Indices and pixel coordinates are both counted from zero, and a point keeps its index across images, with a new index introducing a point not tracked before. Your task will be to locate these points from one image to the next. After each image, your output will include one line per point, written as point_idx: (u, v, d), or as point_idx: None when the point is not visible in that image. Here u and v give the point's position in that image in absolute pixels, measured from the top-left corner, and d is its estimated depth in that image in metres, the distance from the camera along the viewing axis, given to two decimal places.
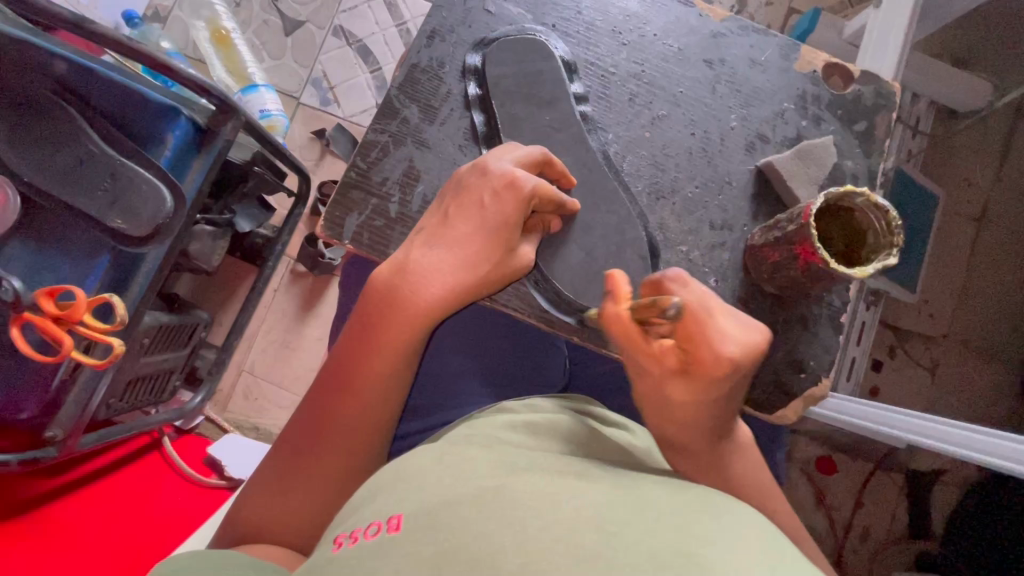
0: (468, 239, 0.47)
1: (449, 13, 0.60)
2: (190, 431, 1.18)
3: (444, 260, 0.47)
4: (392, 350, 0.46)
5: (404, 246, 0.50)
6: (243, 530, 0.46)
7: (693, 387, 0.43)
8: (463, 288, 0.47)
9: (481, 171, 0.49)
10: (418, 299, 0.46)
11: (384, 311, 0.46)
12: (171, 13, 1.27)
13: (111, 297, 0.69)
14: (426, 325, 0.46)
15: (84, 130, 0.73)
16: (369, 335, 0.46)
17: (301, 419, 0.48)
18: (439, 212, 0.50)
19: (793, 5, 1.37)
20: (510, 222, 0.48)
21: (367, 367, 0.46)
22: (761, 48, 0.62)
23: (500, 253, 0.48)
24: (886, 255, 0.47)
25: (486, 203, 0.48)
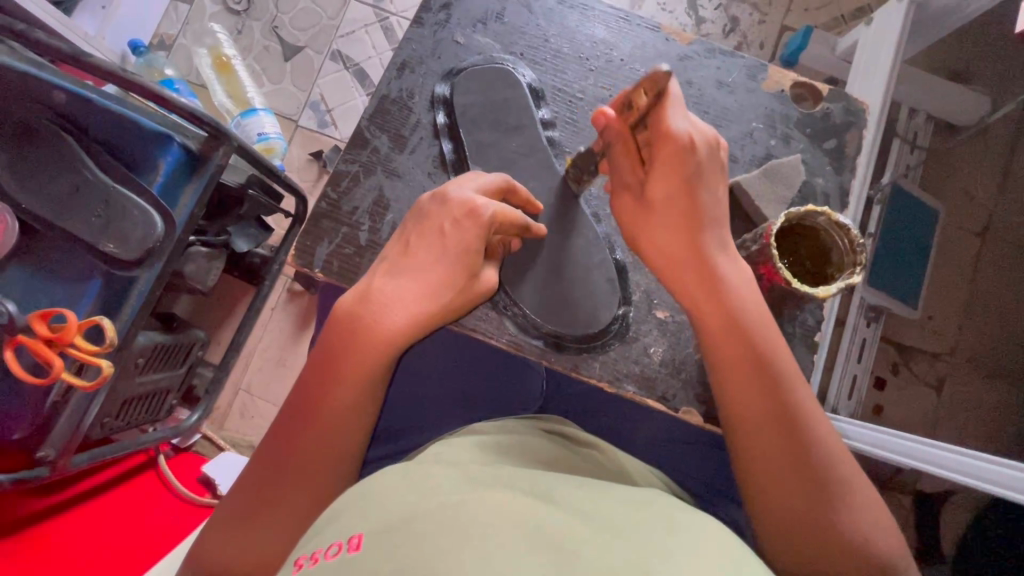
0: (431, 267, 0.48)
1: (421, 44, 0.62)
2: (187, 450, 1.19)
3: (408, 288, 0.48)
4: (357, 377, 0.47)
5: (371, 273, 0.51)
6: (209, 564, 0.46)
7: (666, 176, 0.47)
8: (427, 314, 0.48)
9: (441, 199, 0.50)
10: (381, 327, 0.47)
11: (347, 340, 0.47)
12: (174, 42, 1.32)
13: (102, 320, 0.72)
14: (388, 348, 0.47)
15: (79, 158, 0.75)
16: (332, 362, 0.47)
17: (265, 448, 0.48)
18: (402, 239, 0.50)
19: (785, 23, 1.37)
20: (472, 248, 0.48)
21: (331, 393, 0.47)
22: (729, 70, 0.62)
23: (464, 279, 0.49)
24: (850, 273, 0.48)
25: (447, 230, 0.49)
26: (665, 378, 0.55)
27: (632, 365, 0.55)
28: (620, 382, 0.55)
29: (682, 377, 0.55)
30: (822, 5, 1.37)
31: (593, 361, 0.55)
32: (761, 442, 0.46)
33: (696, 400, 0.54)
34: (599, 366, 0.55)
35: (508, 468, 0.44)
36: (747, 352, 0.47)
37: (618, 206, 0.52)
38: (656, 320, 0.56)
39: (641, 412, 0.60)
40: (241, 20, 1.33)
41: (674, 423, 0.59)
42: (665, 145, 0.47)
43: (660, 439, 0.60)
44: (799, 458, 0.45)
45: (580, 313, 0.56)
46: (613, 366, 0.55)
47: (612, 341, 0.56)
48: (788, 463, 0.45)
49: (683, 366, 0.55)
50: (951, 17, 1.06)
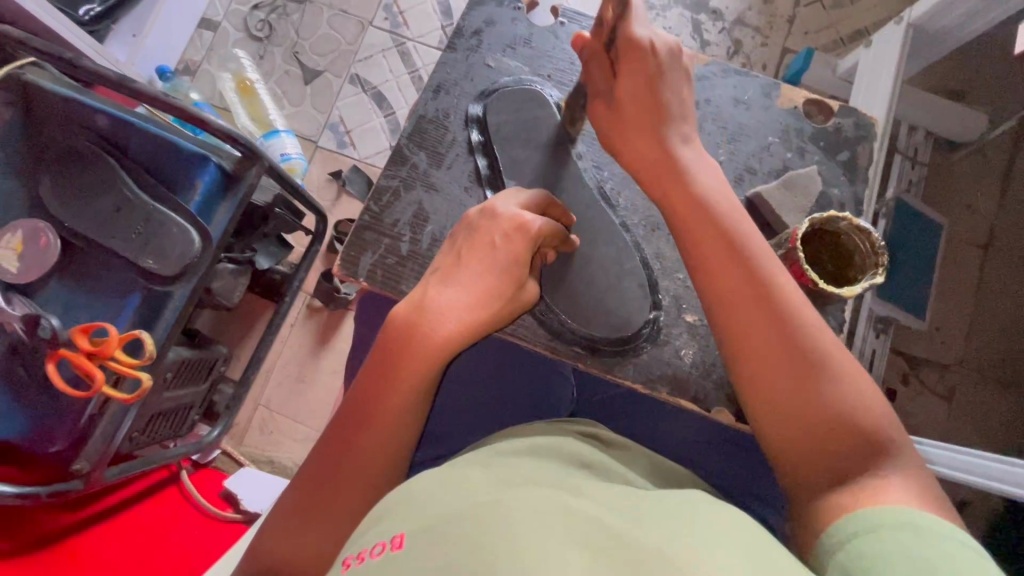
0: (482, 280, 0.51)
1: (454, 67, 0.65)
2: (207, 465, 1.20)
3: (459, 299, 0.50)
4: (411, 384, 0.49)
5: (421, 284, 0.53)
6: (266, 557, 0.48)
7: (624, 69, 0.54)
8: (478, 322, 0.50)
9: (491, 214, 0.52)
10: (435, 334, 0.49)
11: (401, 348, 0.49)
12: (199, 67, 1.36)
13: (141, 333, 0.74)
14: (439, 355, 0.49)
15: (121, 180, 0.79)
16: (387, 370, 0.49)
17: (320, 449, 0.50)
18: (453, 252, 0.53)
19: (785, 46, 1.43)
20: (520, 261, 0.51)
21: (385, 400, 0.49)
22: (745, 88, 0.66)
23: (511, 289, 0.51)
24: (872, 273, 0.51)
25: (497, 243, 0.51)
26: (696, 379, 0.58)
27: (665, 367, 0.58)
28: (653, 384, 0.57)
29: (713, 378, 0.58)
30: (821, 28, 1.43)
31: (626, 363, 0.58)
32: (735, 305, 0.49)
33: (726, 399, 0.57)
34: (633, 369, 0.58)
35: (549, 470, 0.47)
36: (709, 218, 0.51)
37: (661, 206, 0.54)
38: (685, 324, 0.59)
39: (672, 417, 0.62)
40: (263, 46, 1.38)
41: (704, 426, 0.61)
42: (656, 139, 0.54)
43: (691, 442, 0.61)
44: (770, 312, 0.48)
45: (613, 317, 0.58)
46: (646, 368, 0.58)
47: (644, 344, 0.58)
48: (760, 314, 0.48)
49: (713, 367, 0.58)
50: (947, 39, 1.11)
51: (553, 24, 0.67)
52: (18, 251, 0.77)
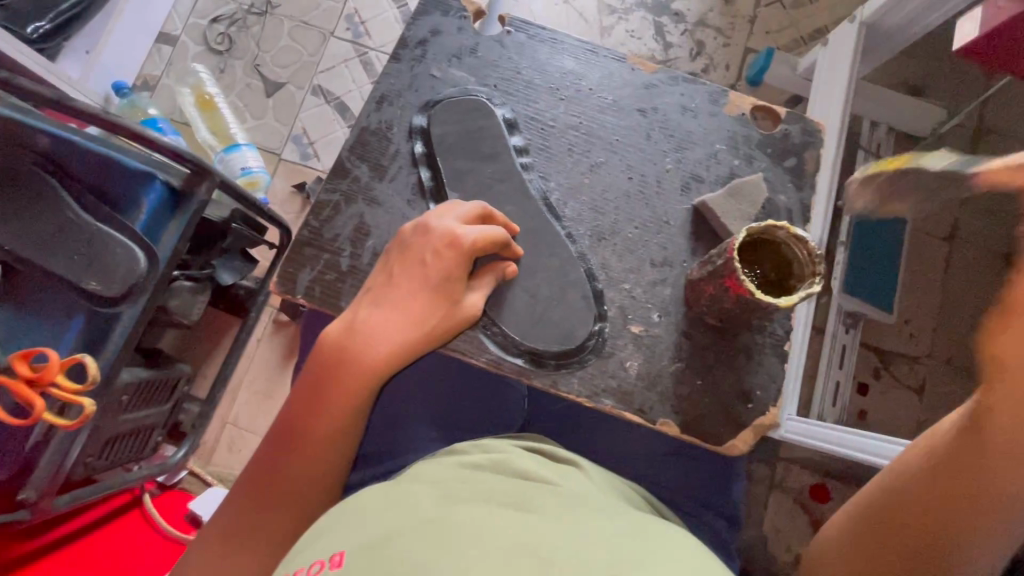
0: (412, 297, 0.51)
1: (397, 78, 0.64)
2: (173, 487, 1.18)
3: (389, 317, 0.51)
4: (342, 406, 0.50)
5: (354, 302, 0.53)
6: None
7: None
8: (411, 342, 0.50)
9: (424, 231, 0.52)
10: (365, 355, 0.50)
11: (332, 368, 0.50)
12: (159, 82, 1.35)
13: (83, 357, 0.72)
14: (368, 372, 0.50)
15: (64, 200, 0.76)
16: (318, 390, 0.50)
17: (252, 470, 0.51)
18: (384, 269, 0.53)
19: (749, 45, 1.43)
20: (452, 279, 0.52)
21: (315, 418, 0.50)
22: (691, 96, 0.66)
23: (443, 308, 0.52)
24: (810, 283, 0.50)
25: (427, 260, 0.52)
26: (643, 389, 0.57)
27: (611, 379, 0.57)
28: (598, 396, 0.57)
29: (659, 388, 0.57)
30: (783, 28, 1.44)
31: (571, 376, 0.57)
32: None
33: (673, 410, 0.56)
34: (578, 380, 0.57)
35: (489, 483, 0.47)
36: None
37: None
38: (631, 334, 0.58)
39: (622, 427, 0.61)
40: (225, 59, 1.37)
41: (656, 436, 0.60)
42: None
43: (641, 453, 0.60)
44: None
45: (557, 328, 0.58)
46: (593, 379, 0.57)
47: (589, 356, 0.57)
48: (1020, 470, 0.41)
49: (660, 378, 0.57)
50: (903, 36, 1.11)
51: (498, 33, 0.66)
52: None
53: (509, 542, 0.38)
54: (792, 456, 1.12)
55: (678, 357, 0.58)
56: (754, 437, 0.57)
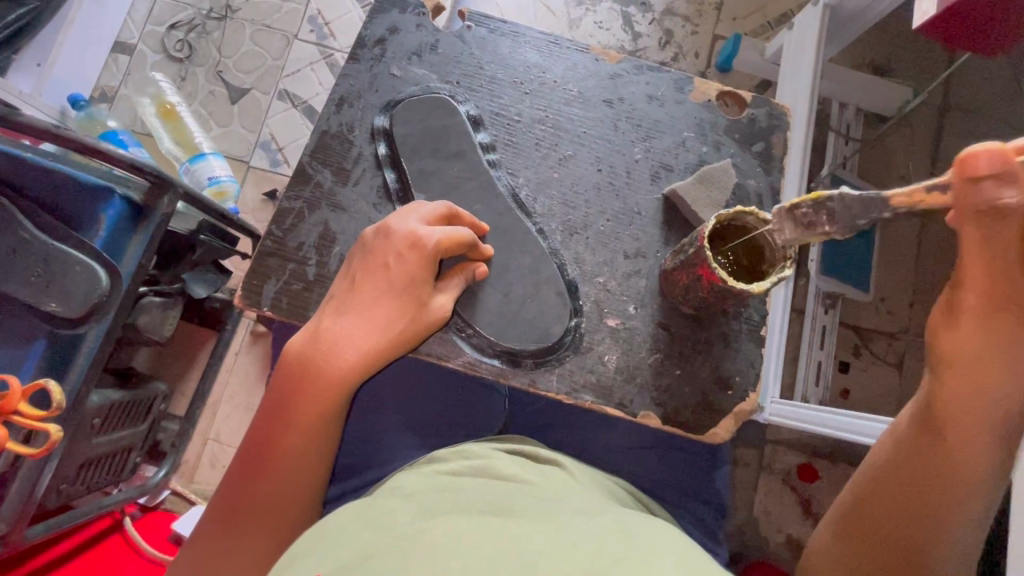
0: (377, 303, 0.50)
1: (357, 79, 0.63)
2: (156, 508, 1.15)
3: (355, 325, 0.49)
4: (311, 421, 0.49)
5: (318, 311, 0.52)
6: None
7: None
8: (379, 349, 0.50)
9: (385, 234, 0.51)
10: (331, 365, 0.48)
11: (298, 382, 0.49)
12: (117, 93, 1.31)
13: (47, 382, 0.69)
14: (335, 383, 0.48)
15: (15, 219, 0.73)
16: (284, 406, 0.49)
17: (223, 493, 0.49)
18: (347, 276, 0.52)
19: (716, 32, 1.44)
20: (417, 281, 0.51)
21: (283, 435, 0.48)
22: (657, 84, 0.66)
23: (411, 311, 0.51)
24: (782, 268, 0.49)
25: (390, 265, 0.50)
26: (621, 384, 0.56)
27: (589, 375, 0.56)
28: (577, 393, 0.56)
29: (638, 381, 0.57)
30: (749, 13, 1.45)
31: (549, 375, 0.56)
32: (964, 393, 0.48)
33: (652, 403, 0.56)
34: (556, 379, 0.56)
35: (468, 492, 0.46)
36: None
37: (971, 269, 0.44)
38: (607, 329, 0.57)
39: (606, 422, 0.60)
40: (185, 67, 1.33)
41: (637, 429, 0.60)
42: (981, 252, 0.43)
43: (625, 447, 0.60)
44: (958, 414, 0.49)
45: (532, 327, 0.57)
46: (571, 376, 0.56)
47: (567, 353, 0.57)
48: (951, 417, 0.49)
49: (638, 371, 0.57)
50: (863, 18, 1.13)
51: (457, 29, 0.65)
52: None
53: (495, 551, 0.37)
54: (779, 438, 1.13)
55: (655, 349, 0.57)
56: (735, 424, 0.57)
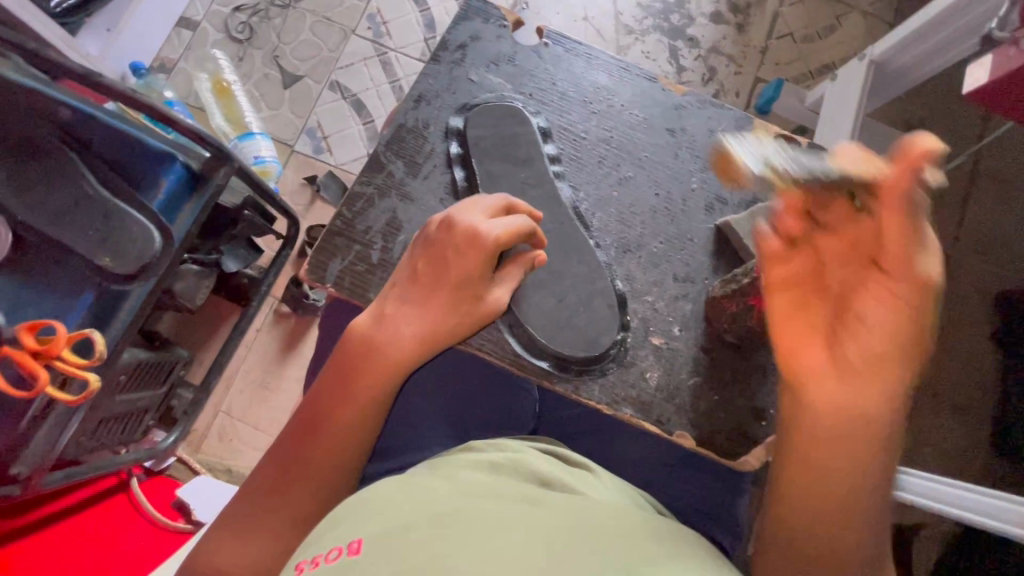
0: (439, 292, 0.52)
1: (435, 79, 0.66)
2: (160, 473, 1.16)
3: (415, 312, 0.52)
4: (365, 400, 0.50)
5: (380, 296, 0.54)
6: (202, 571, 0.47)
7: None
8: (440, 339, 0.52)
9: (450, 224, 0.53)
10: (394, 351, 0.51)
11: (356, 360, 0.51)
12: (176, 66, 1.35)
13: (91, 332, 0.71)
14: (390, 364, 0.51)
15: (81, 173, 0.77)
16: (342, 380, 0.51)
17: (272, 456, 0.50)
18: (411, 263, 0.54)
19: (758, 75, 1.47)
20: (478, 273, 0.52)
21: (337, 408, 0.50)
22: (719, 120, 0.69)
23: (470, 304, 0.53)
24: None
25: (454, 255, 0.52)
26: (660, 402, 0.59)
27: (630, 388, 0.59)
28: (617, 405, 0.58)
29: (676, 402, 0.59)
30: (791, 60, 1.49)
31: (590, 382, 0.58)
32: (831, 419, 0.46)
33: (689, 424, 0.58)
34: (598, 387, 0.58)
35: (502, 481, 0.49)
36: (891, 302, 0.43)
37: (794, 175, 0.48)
38: (652, 346, 0.60)
39: (636, 435, 0.62)
40: (244, 48, 1.37)
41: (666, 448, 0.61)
42: (899, 200, 0.40)
43: (655, 464, 0.60)
44: (887, 451, 0.46)
45: (581, 335, 0.59)
46: (613, 388, 0.59)
47: (611, 364, 0.59)
48: (865, 457, 0.45)
49: (677, 392, 0.59)
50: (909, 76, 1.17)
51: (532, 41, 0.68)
52: None
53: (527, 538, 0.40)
54: None
55: (695, 372, 0.59)
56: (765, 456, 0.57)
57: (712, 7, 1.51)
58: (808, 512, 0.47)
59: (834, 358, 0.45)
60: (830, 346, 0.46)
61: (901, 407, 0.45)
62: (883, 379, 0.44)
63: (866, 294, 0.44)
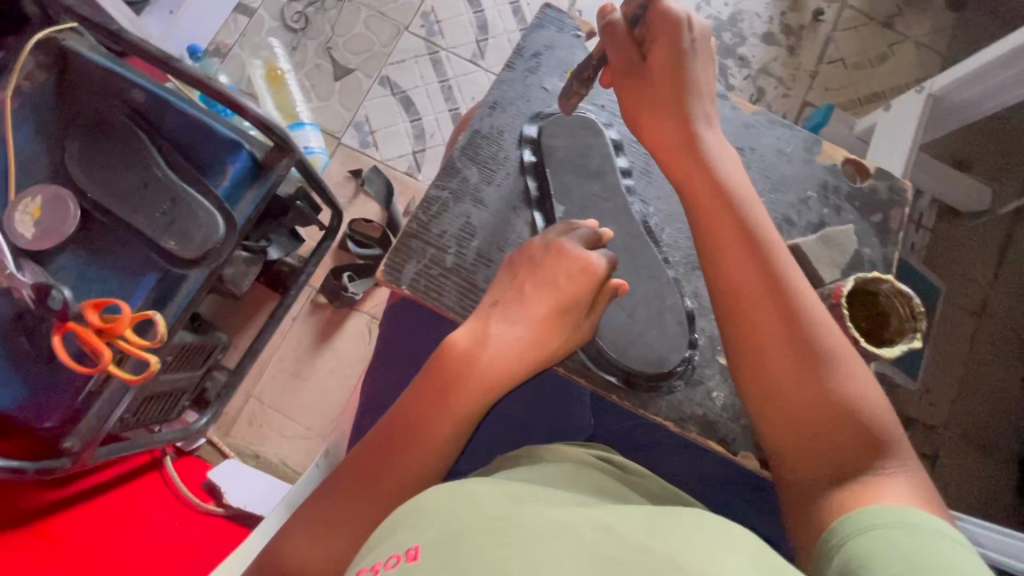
0: (541, 318, 0.55)
1: (511, 86, 0.66)
2: (190, 453, 1.17)
3: (519, 335, 0.54)
4: (460, 416, 0.53)
5: (478, 313, 0.57)
6: (285, 554, 0.51)
7: None
8: (537, 361, 0.55)
9: (559, 253, 0.56)
10: (492, 371, 0.54)
11: (453, 378, 0.54)
12: (231, 51, 1.36)
13: (154, 314, 0.72)
14: (492, 383, 0.53)
15: (152, 157, 0.78)
16: (441, 396, 0.53)
17: (360, 455, 0.54)
18: (514, 285, 0.57)
19: (806, 99, 1.46)
20: (579, 305, 0.56)
21: (432, 422, 0.53)
22: (788, 141, 0.70)
23: (569, 332, 0.56)
24: (911, 338, 0.55)
25: (560, 284, 0.55)
26: (726, 422, 0.60)
27: (697, 408, 0.60)
28: (686, 422, 0.60)
29: (743, 423, 0.60)
30: (841, 86, 1.46)
31: (658, 400, 0.60)
32: (759, 341, 0.55)
33: (753, 445, 0.59)
34: (665, 405, 0.60)
35: (546, 491, 0.48)
36: (715, 183, 0.59)
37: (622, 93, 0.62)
38: (718, 366, 0.61)
39: (696, 454, 0.66)
40: (298, 38, 1.38)
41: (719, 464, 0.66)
42: (663, 20, 0.60)
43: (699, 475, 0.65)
44: (788, 305, 0.55)
45: (652, 351, 0.60)
46: (681, 406, 0.60)
47: (679, 383, 0.60)
48: (778, 320, 0.55)
49: (743, 413, 0.60)
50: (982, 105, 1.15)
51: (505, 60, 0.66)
52: (35, 217, 0.74)
53: (584, 538, 0.40)
54: None
55: None
56: None
57: (764, 28, 1.48)
58: (770, 401, 0.55)
59: (718, 248, 0.58)
60: (708, 242, 0.59)
61: (768, 258, 0.57)
62: (750, 248, 0.57)
63: (696, 180, 0.59)
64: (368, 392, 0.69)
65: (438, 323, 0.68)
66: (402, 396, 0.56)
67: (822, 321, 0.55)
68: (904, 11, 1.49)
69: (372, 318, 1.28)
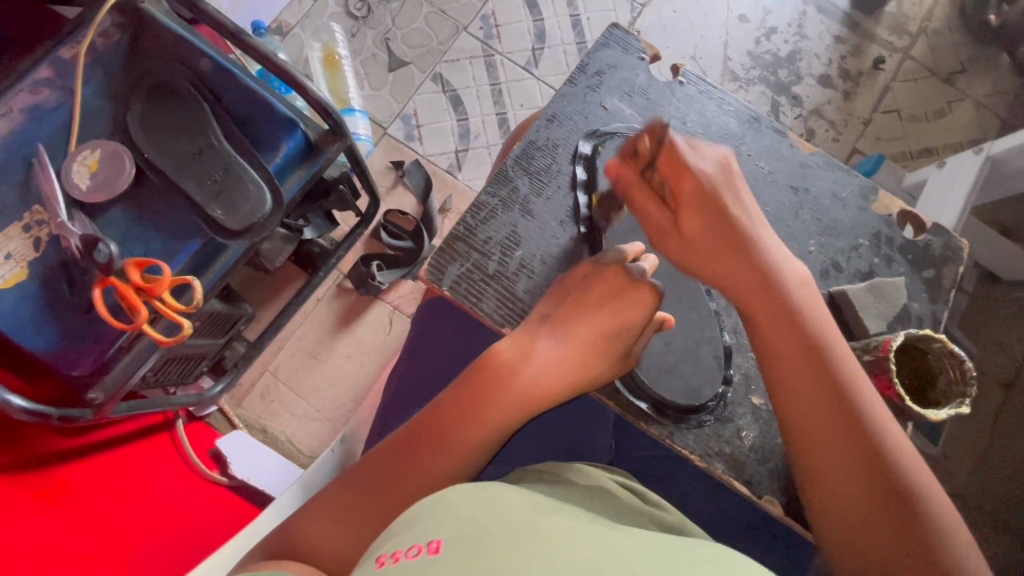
0: (590, 336, 0.58)
1: (572, 101, 0.72)
2: (201, 419, 1.18)
3: (564, 354, 0.57)
4: (495, 422, 0.55)
5: (528, 327, 0.59)
6: (298, 537, 0.51)
7: None
8: (579, 380, 0.58)
9: (619, 280, 0.60)
10: (531, 382, 0.56)
11: (487, 386, 0.55)
12: (292, 31, 1.38)
13: (192, 279, 0.73)
14: (531, 396, 0.55)
15: (210, 126, 0.80)
16: (476, 401, 0.55)
17: (387, 449, 0.54)
18: (569, 302, 0.60)
19: (856, 145, 1.43)
20: (627, 330, 0.58)
21: (465, 426, 0.54)
22: (843, 185, 0.72)
23: (617, 356, 0.59)
24: (959, 402, 0.57)
25: (618, 307, 0.59)
26: (753, 464, 0.63)
27: (724, 445, 0.64)
28: (711, 458, 0.63)
29: (770, 467, 0.63)
30: (893, 137, 1.44)
31: (687, 431, 0.64)
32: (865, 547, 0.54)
33: (777, 489, 0.62)
34: (692, 437, 0.64)
35: (570, 507, 0.48)
36: (809, 377, 0.56)
37: (662, 247, 0.62)
38: (749, 406, 0.65)
39: (718, 493, 0.68)
40: (358, 25, 1.40)
41: (734, 502, 0.67)
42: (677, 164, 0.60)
43: (712, 507, 0.67)
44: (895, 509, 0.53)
45: (685, 382, 0.65)
46: (708, 440, 0.64)
47: (708, 417, 0.64)
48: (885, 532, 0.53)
49: (770, 456, 0.63)
50: None
51: (570, 75, 0.71)
52: (91, 169, 0.76)
53: (608, 555, 0.40)
54: None
55: None
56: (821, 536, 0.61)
57: (821, 69, 1.46)
58: None
59: (817, 449, 0.55)
60: (773, 361, 0.58)
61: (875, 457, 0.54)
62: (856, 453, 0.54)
63: (790, 378, 0.57)
64: (396, 376, 0.72)
65: (466, 321, 0.72)
66: (438, 395, 0.57)
67: (892, 439, 0.55)
68: (967, 69, 1.46)
69: (394, 308, 1.29)
